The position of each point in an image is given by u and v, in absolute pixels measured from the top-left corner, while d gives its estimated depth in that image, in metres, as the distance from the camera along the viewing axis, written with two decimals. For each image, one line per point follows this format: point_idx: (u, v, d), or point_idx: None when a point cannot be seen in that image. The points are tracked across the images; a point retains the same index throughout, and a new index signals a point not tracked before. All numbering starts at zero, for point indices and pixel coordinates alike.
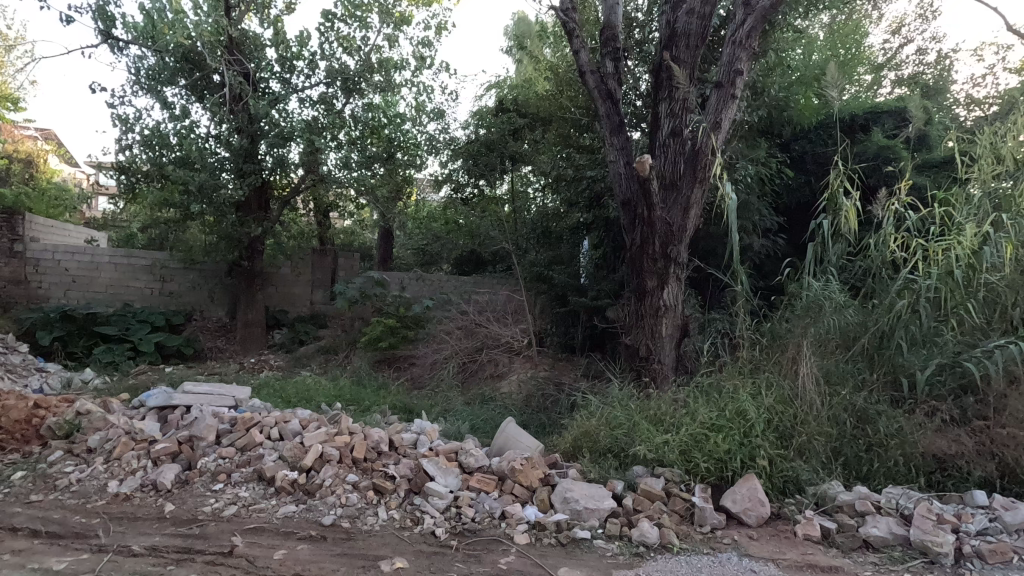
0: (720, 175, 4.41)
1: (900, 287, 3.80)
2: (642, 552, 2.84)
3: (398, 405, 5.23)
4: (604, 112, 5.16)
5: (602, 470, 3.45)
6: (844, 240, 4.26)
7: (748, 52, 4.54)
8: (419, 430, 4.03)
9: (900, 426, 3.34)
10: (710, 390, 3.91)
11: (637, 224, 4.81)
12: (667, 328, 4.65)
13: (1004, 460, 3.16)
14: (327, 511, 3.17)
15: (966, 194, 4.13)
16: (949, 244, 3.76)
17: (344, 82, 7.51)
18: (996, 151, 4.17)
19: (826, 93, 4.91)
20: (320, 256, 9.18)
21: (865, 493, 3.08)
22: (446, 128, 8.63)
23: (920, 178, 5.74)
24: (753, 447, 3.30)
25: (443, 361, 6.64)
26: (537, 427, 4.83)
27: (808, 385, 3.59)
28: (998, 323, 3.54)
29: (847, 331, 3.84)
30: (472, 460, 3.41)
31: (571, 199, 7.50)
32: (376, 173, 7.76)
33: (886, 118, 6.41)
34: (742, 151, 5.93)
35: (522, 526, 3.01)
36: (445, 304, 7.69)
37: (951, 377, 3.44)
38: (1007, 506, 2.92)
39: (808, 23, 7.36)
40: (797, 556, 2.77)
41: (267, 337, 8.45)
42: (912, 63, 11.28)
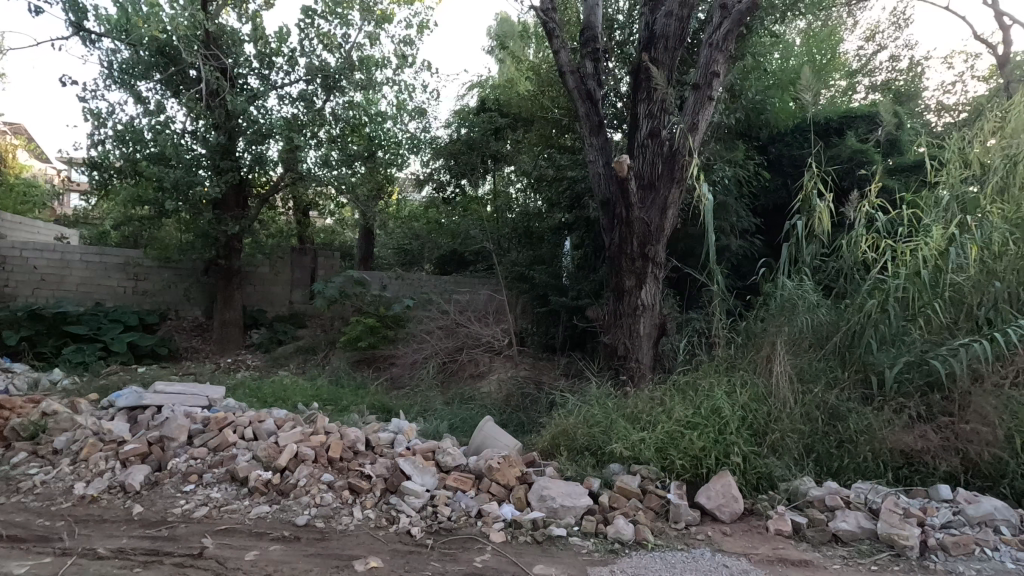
0: (697, 175, 4.47)
1: (870, 287, 3.88)
2: (617, 549, 2.86)
3: (377, 405, 5.20)
4: (584, 112, 5.19)
5: (579, 469, 3.47)
6: (818, 240, 4.34)
7: (724, 55, 4.60)
8: (396, 430, 4.02)
9: (870, 422, 3.41)
10: (686, 388, 3.96)
11: (616, 224, 4.85)
12: (645, 327, 4.70)
13: (968, 455, 3.24)
14: (301, 512, 3.13)
15: (935, 197, 4.24)
16: (917, 245, 3.86)
17: (324, 79, 7.43)
18: (963, 155, 4.30)
19: (802, 96, 4.99)
20: (299, 255, 9.10)
21: (835, 488, 3.14)
22: (427, 127, 8.59)
23: (891, 181, 5.88)
24: (727, 443, 3.34)
25: (423, 361, 6.61)
26: (515, 426, 4.84)
27: (781, 382, 3.66)
28: (963, 322, 3.63)
29: (820, 331, 3.91)
30: (449, 459, 3.40)
31: (552, 199, 7.52)
32: (356, 172, 7.69)
33: (859, 122, 6.56)
34: (721, 153, 6.00)
35: (498, 524, 3.01)
36: (426, 304, 7.66)
37: (919, 374, 3.52)
38: (970, 499, 3.00)
39: (785, 28, 7.49)
40: (768, 551, 2.81)
41: (244, 337, 8.33)
42: (885, 69, 11.52)
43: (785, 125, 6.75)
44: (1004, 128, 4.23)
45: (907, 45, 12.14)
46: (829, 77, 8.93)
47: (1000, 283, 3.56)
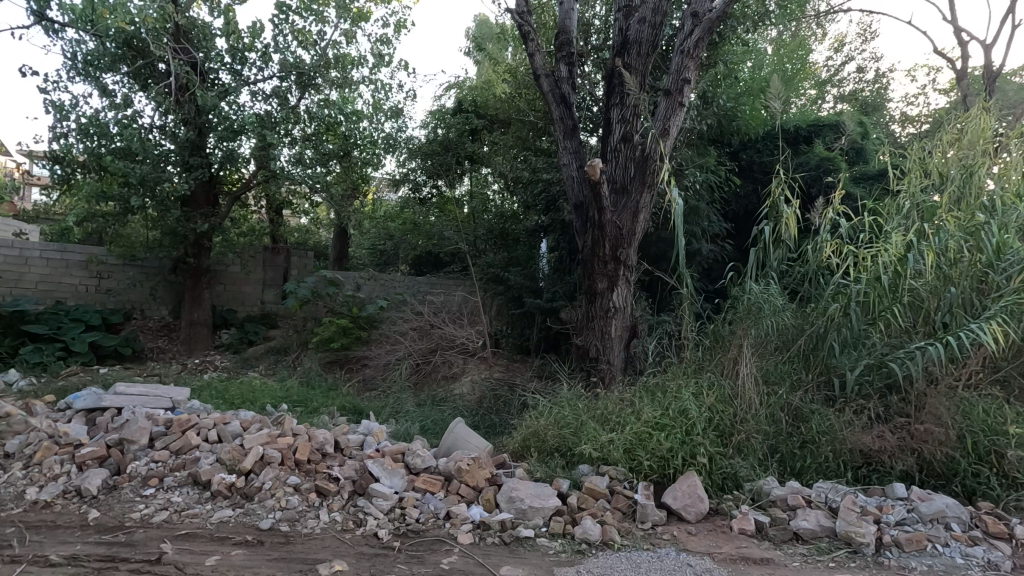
0: (668, 179, 4.53)
1: (834, 292, 3.99)
2: (585, 549, 2.88)
3: (348, 406, 5.15)
4: (558, 115, 5.23)
5: (548, 470, 3.50)
6: (784, 246, 4.44)
7: (695, 62, 4.68)
8: (365, 431, 4.00)
9: (831, 423, 3.51)
10: (655, 389, 4.02)
11: (589, 227, 4.89)
12: (616, 329, 4.75)
13: (922, 455, 3.34)
14: (266, 515, 3.08)
15: (896, 205, 4.37)
16: (878, 251, 3.98)
17: (299, 76, 7.32)
18: (922, 165, 4.46)
19: (772, 104, 5.10)
20: (272, 255, 9.02)
21: (797, 488, 3.22)
22: (403, 127, 8.52)
23: (855, 189, 6.06)
24: (693, 444, 3.39)
25: (396, 362, 6.55)
26: (487, 428, 4.85)
27: (747, 384, 3.75)
28: (921, 326, 3.75)
29: (784, 334, 4.01)
30: (418, 461, 3.39)
31: (528, 202, 7.54)
32: (331, 170, 7.63)
33: (826, 131, 6.74)
34: (694, 159, 6.09)
35: (466, 526, 3.01)
36: (400, 305, 7.62)
37: (878, 377, 3.63)
38: (923, 497, 3.09)
39: (756, 38, 7.67)
40: (732, 550, 2.86)
41: (213, 337, 8.16)
42: (853, 79, 11.88)
43: (755, 132, 6.89)
44: (961, 139, 4.41)
45: (874, 58, 12.55)
46: (799, 86, 9.18)
47: (955, 288, 3.69)
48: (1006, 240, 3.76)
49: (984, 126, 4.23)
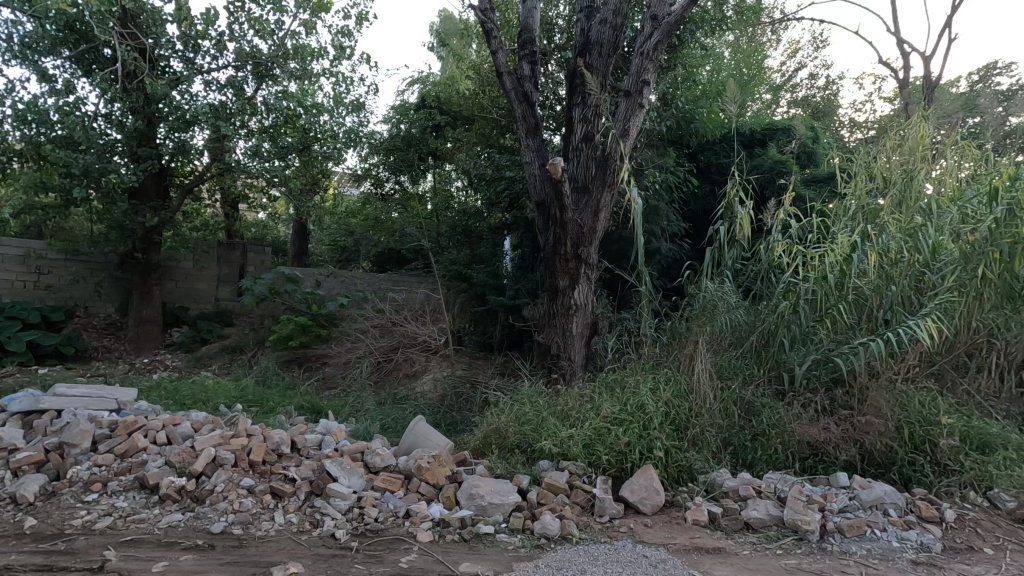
0: (628, 179, 4.61)
1: (784, 290, 4.14)
2: (544, 543, 2.90)
3: (306, 405, 5.04)
4: (521, 113, 5.24)
5: (508, 466, 3.53)
6: (738, 245, 4.58)
7: (654, 64, 4.77)
8: (324, 431, 3.94)
9: (780, 416, 3.65)
10: (614, 385, 4.09)
11: (551, 225, 4.93)
12: (577, 327, 4.80)
13: (864, 446, 3.50)
14: (217, 519, 2.99)
15: (843, 207, 4.57)
16: (825, 251, 4.15)
17: (256, 66, 7.11)
18: (867, 169, 4.68)
19: (728, 107, 5.25)
20: (228, 250, 8.90)
21: (749, 479, 3.32)
22: (365, 121, 8.37)
23: (805, 191, 6.31)
24: (650, 438, 3.48)
25: (357, 361, 6.45)
26: (449, 427, 4.83)
27: (702, 379, 3.87)
28: (864, 323, 3.93)
29: (737, 331, 4.15)
30: (378, 460, 3.35)
31: (492, 199, 7.56)
32: (290, 164, 7.46)
33: (779, 135, 6.98)
34: (653, 159, 6.22)
35: (426, 524, 2.99)
36: (361, 303, 7.53)
37: (825, 371, 3.79)
38: (864, 485, 3.24)
39: (714, 42, 7.88)
40: (685, 540, 2.94)
41: (164, 336, 7.85)
42: (805, 85, 12.35)
43: (713, 134, 7.07)
44: (902, 145, 4.63)
45: (825, 65, 13.10)
46: (754, 91, 9.49)
47: (895, 286, 3.89)
48: (940, 241, 3.99)
49: (922, 134, 4.46)
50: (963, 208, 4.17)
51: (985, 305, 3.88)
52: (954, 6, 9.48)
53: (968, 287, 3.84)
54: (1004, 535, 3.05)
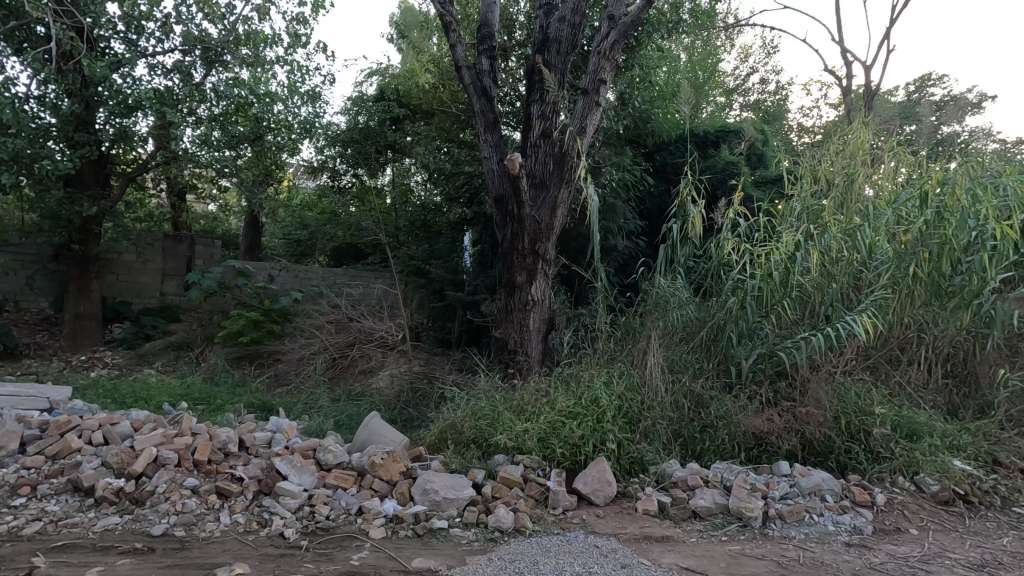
0: (585, 177, 4.68)
1: (733, 287, 4.28)
2: (497, 537, 2.91)
3: (256, 403, 4.90)
4: (479, 108, 5.22)
5: (464, 461, 3.54)
6: (691, 243, 4.71)
7: (611, 63, 4.84)
8: (274, 430, 3.85)
9: (727, 408, 3.78)
10: (570, 379, 4.15)
11: (509, 221, 4.95)
12: (534, 323, 4.84)
13: (805, 436, 3.66)
14: (158, 521, 2.87)
15: (789, 208, 4.77)
16: (771, 249, 4.31)
17: (205, 51, 6.83)
18: (811, 172, 4.89)
19: (682, 108, 5.38)
20: (174, 242, 8.50)
21: (697, 469, 3.44)
22: (321, 112, 8.17)
23: (755, 191, 6.54)
24: (604, 431, 3.55)
25: (311, 357, 6.31)
26: (405, 423, 4.78)
27: (654, 373, 3.98)
28: (807, 319, 4.11)
29: (688, 326, 4.29)
30: (330, 457, 3.30)
31: (451, 194, 7.51)
32: (241, 154, 7.22)
33: (731, 137, 7.20)
34: (611, 157, 6.33)
35: (379, 520, 2.96)
36: (316, 298, 7.30)
37: (769, 364, 3.95)
38: (803, 472, 3.39)
39: (671, 44, 8.06)
40: (636, 530, 3.01)
41: (103, 332, 7.46)
42: (757, 89, 12.82)
43: (669, 135, 7.23)
44: (844, 150, 4.86)
45: (775, 71, 13.64)
46: (709, 94, 9.78)
47: (835, 283, 4.09)
48: (877, 241, 4.21)
49: (862, 139, 4.69)
50: (897, 210, 4.42)
51: (916, 301, 4.11)
52: (892, 19, 10.02)
53: (901, 284, 4.06)
54: (927, 516, 3.25)
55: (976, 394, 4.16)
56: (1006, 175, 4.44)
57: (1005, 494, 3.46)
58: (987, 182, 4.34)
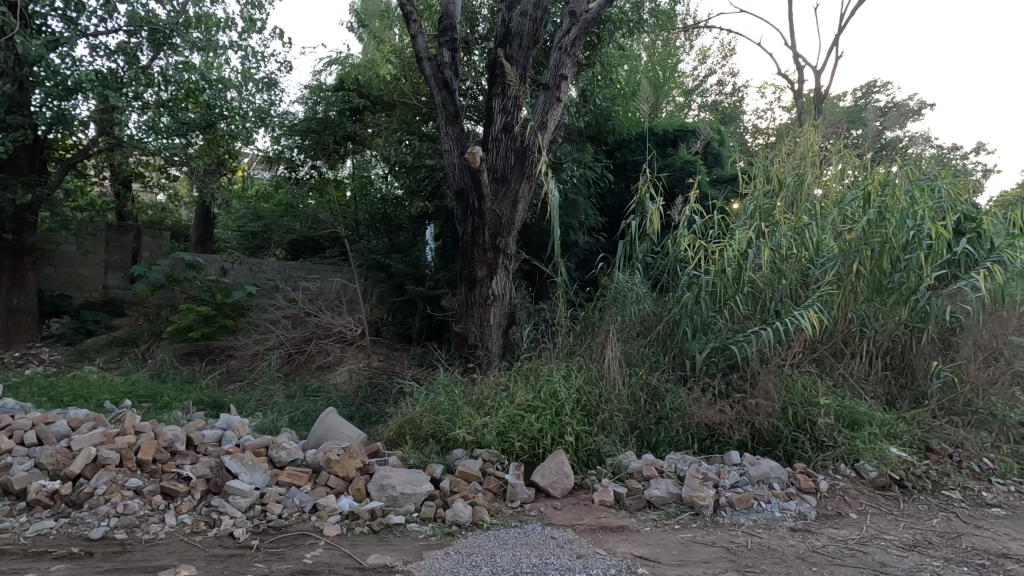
0: (545, 172, 4.71)
1: (688, 282, 4.40)
2: (454, 531, 2.90)
3: (206, 400, 4.73)
4: (440, 101, 5.18)
5: (422, 456, 3.52)
6: (648, 239, 4.81)
7: (572, 59, 4.87)
8: (225, 427, 3.73)
9: (682, 400, 3.88)
10: (529, 373, 4.18)
11: (469, 215, 4.94)
12: (494, 317, 4.84)
13: (755, 426, 3.78)
14: (97, 524, 2.75)
15: (743, 206, 4.93)
16: (725, 246, 4.42)
17: (152, 33, 6.50)
18: (763, 172, 5.06)
19: (641, 106, 5.47)
20: (118, 233, 8.04)
21: (652, 460, 3.52)
22: (277, 101, 7.93)
23: (710, 190, 6.72)
24: (561, 424, 3.59)
25: (266, 353, 6.13)
26: (363, 419, 4.71)
27: (612, 366, 4.05)
28: (758, 313, 4.25)
29: (645, 321, 4.39)
30: (283, 455, 3.23)
31: (412, 187, 7.42)
32: (192, 142, 6.92)
33: (689, 136, 7.37)
34: (572, 154, 6.39)
35: (333, 517, 2.91)
36: (272, 292, 7.20)
37: (722, 358, 4.08)
38: (753, 461, 3.51)
39: (632, 43, 8.17)
40: (592, 521, 3.05)
41: (40, 327, 7.07)
42: (714, 91, 13.16)
43: (628, 133, 7.34)
44: (794, 151, 5.03)
45: (732, 73, 14.03)
46: (668, 94, 9.98)
47: (784, 279, 4.26)
48: (823, 239, 4.40)
49: (811, 141, 4.87)
50: (843, 210, 4.62)
51: (859, 297, 4.31)
52: (841, 27, 10.45)
53: (845, 281, 4.26)
54: (866, 501, 3.42)
55: (912, 385, 4.36)
56: (941, 178, 4.69)
57: (936, 478, 3.68)
58: (924, 185, 4.58)
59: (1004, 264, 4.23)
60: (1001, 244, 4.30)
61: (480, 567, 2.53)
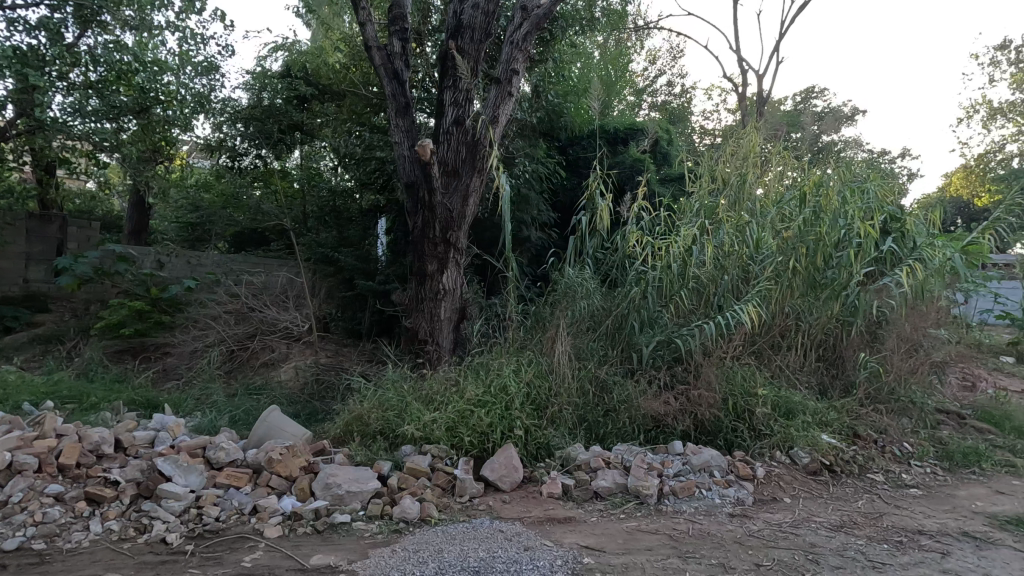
0: (496, 166, 4.71)
1: (636, 278, 4.50)
2: (402, 528, 2.86)
3: (139, 400, 4.48)
4: (390, 91, 5.08)
5: (370, 453, 3.46)
6: (598, 235, 4.89)
7: (524, 54, 4.87)
8: (158, 428, 3.55)
9: (629, 393, 3.97)
10: (480, 368, 4.17)
11: (419, 209, 4.88)
12: (445, 312, 4.81)
13: (698, 417, 3.91)
14: (13, 535, 2.57)
15: (688, 204, 5.08)
16: (671, 243, 4.56)
17: (78, 9, 6.08)
18: (709, 171, 5.22)
19: (592, 103, 5.53)
20: (42, 223, 7.52)
21: (599, 452, 3.58)
22: (218, 86, 7.58)
23: (658, 188, 6.89)
24: (511, 418, 3.61)
25: (205, 350, 5.87)
26: (308, 418, 4.57)
27: (562, 360, 4.09)
28: (702, 308, 4.39)
29: (594, 315, 4.47)
30: (222, 455, 3.10)
31: (362, 179, 7.25)
32: (125, 128, 6.49)
33: (639, 134, 7.52)
34: (524, 149, 6.41)
35: (275, 518, 2.82)
36: (212, 286, 6.73)
37: (667, 351, 4.20)
38: (695, 451, 3.62)
39: (584, 41, 8.25)
40: (540, 513, 3.08)
41: None
42: (663, 91, 13.52)
43: (580, 130, 7.42)
44: (737, 152, 5.22)
45: (680, 74, 14.45)
46: (620, 92, 10.15)
47: (727, 275, 4.43)
48: (763, 237, 4.59)
49: (753, 143, 5.06)
50: (781, 210, 4.83)
51: (795, 292, 4.52)
52: (781, 34, 10.92)
53: (782, 277, 4.46)
54: (798, 486, 3.59)
55: (842, 374, 4.58)
56: (870, 180, 4.97)
57: (862, 462, 3.90)
58: (854, 186, 4.84)
59: (924, 262, 4.53)
60: (922, 243, 4.61)
61: (427, 564, 2.50)
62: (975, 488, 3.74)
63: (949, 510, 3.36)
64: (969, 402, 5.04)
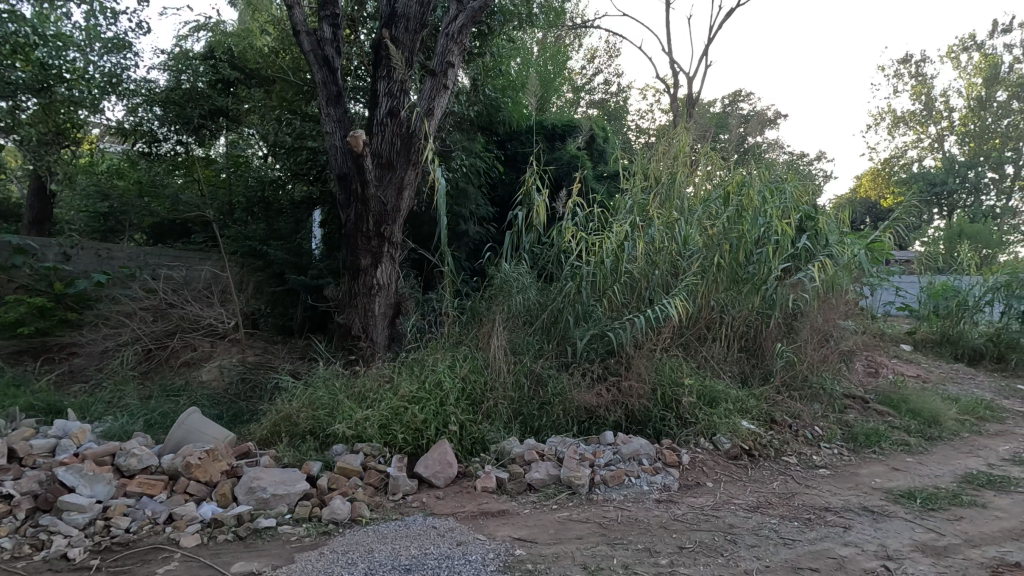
0: (431, 160, 4.65)
1: (571, 273, 4.58)
2: (331, 529, 2.78)
3: (39, 405, 4.12)
4: (321, 79, 4.89)
5: (298, 454, 3.35)
6: (535, 230, 4.93)
7: (460, 47, 4.82)
8: (61, 435, 3.29)
9: (563, 386, 4.05)
10: (414, 364, 4.12)
11: (352, 201, 4.75)
12: (379, 307, 4.72)
13: (629, 407, 4.04)
14: None
15: (622, 201, 5.22)
16: (604, 239, 4.67)
17: None
18: (641, 170, 5.37)
19: (529, 99, 5.57)
20: None
21: (533, 445, 3.63)
22: (132, 66, 7.07)
23: (594, 184, 7.03)
24: (446, 414, 3.59)
25: (118, 349, 5.47)
26: (233, 419, 4.36)
27: (497, 355, 4.11)
28: (634, 302, 4.53)
29: (530, 310, 4.51)
30: (133, 461, 2.91)
31: (292, 170, 6.96)
32: (23, 107, 5.92)
33: (575, 131, 7.64)
34: (461, 143, 6.36)
35: (192, 526, 2.68)
36: (126, 281, 6.28)
37: (601, 344, 4.30)
38: (625, 440, 3.74)
39: (522, 36, 8.27)
40: (474, 507, 3.09)
41: None
42: (600, 90, 13.78)
43: (517, 125, 7.45)
44: (667, 152, 5.41)
45: (615, 74, 14.82)
46: (558, 89, 10.25)
47: (657, 270, 4.59)
48: (690, 234, 4.79)
49: (682, 143, 5.26)
50: (707, 208, 5.06)
51: (719, 287, 4.75)
52: (709, 39, 11.40)
53: (707, 272, 4.68)
54: (721, 470, 3.78)
55: (762, 363, 4.85)
56: (787, 181, 5.29)
57: (778, 446, 4.15)
58: (773, 187, 5.14)
59: (834, 258, 4.89)
60: (833, 241, 4.95)
61: (356, 564, 2.45)
62: (875, 465, 4.08)
63: (853, 487, 3.65)
64: (872, 387, 5.48)
